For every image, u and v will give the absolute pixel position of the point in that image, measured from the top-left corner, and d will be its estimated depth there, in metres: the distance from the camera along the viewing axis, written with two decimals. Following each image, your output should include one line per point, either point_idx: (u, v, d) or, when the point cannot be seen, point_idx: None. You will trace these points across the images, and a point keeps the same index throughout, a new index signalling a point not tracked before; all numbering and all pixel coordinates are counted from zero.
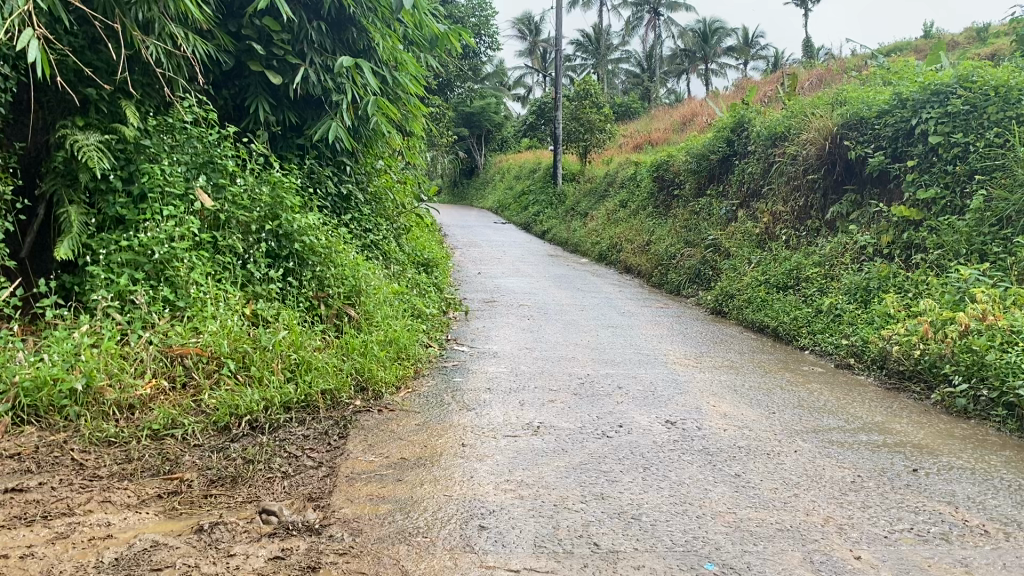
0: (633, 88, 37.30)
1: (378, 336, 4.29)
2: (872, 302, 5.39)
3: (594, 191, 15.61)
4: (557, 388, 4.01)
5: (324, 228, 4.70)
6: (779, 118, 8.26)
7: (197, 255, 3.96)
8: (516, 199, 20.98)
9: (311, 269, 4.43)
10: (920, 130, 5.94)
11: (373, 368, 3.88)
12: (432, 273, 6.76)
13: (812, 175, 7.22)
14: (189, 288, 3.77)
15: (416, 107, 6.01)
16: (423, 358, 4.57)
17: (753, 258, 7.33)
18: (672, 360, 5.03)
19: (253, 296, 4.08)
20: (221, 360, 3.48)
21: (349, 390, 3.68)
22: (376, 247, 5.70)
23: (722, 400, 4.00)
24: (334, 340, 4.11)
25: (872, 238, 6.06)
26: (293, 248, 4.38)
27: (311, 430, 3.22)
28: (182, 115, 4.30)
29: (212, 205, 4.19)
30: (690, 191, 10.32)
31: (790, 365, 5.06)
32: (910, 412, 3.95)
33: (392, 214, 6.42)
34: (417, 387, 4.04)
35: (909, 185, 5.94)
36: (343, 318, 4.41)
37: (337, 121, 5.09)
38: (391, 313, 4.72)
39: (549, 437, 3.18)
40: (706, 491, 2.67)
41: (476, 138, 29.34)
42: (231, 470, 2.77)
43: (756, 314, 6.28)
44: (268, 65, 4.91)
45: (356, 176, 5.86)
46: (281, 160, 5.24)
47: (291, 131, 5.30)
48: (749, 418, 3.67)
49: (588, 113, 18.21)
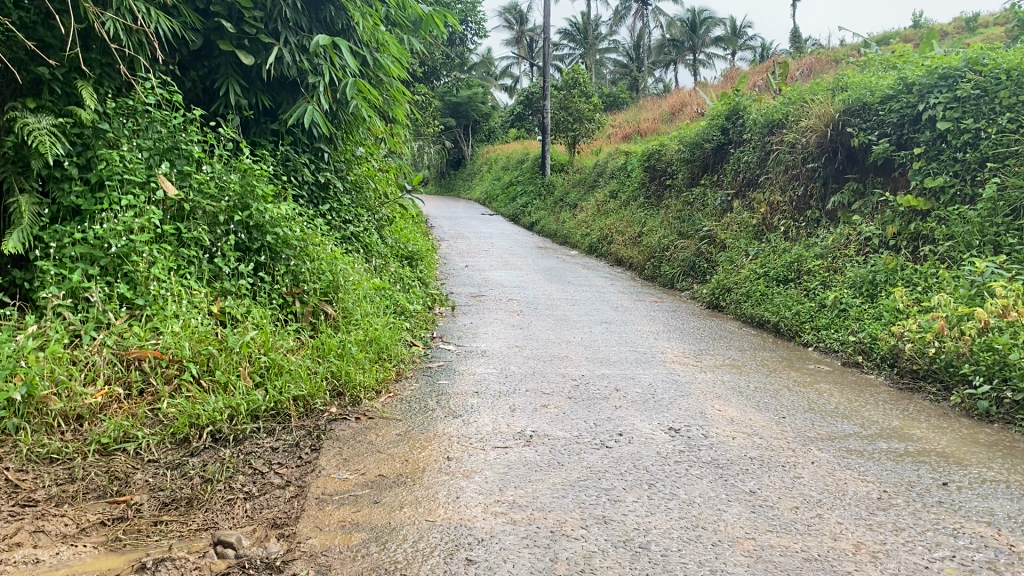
0: (621, 79, 36.99)
1: (357, 336, 3.98)
2: (879, 296, 5.13)
3: (584, 182, 15.32)
4: (549, 392, 3.71)
5: (300, 220, 4.39)
6: (776, 105, 7.97)
7: (159, 248, 3.64)
8: (504, 189, 20.66)
9: (285, 263, 4.12)
10: (928, 116, 5.66)
11: (351, 372, 3.58)
12: (416, 266, 6.45)
13: (812, 164, 6.93)
14: (149, 285, 3.46)
15: (399, 91, 5.68)
16: (406, 359, 4.26)
17: (750, 250, 7.06)
18: (671, 359, 4.75)
19: (221, 293, 3.77)
20: (183, 364, 3.17)
21: (324, 396, 3.37)
22: (355, 239, 5.40)
23: (728, 403, 3.72)
24: (309, 339, 3.81)
25: (877, 229, 5.79)
26: (264, 241, 4.06)
27: (280, 442, 2.93)
28: (144, 97, 3.97)
29: (176, 194, 3.86)
30: (683, 180, 10.03)
31: (794, 363, 4.79)
32: (928, 415, 3.68)
33: (374, 204, 6.09)
34: (399, 392, 3.73)
35: (916, 174, 5.66)
36: (319, 316, 4.11)
37: (313, 104, 4.77)
38: (372, 310, 4.42)
39: (543, 449, 2.90)
40: (720, 513, 2.39)
41: (463, 128, 28.99)
42: (187, 491, 2.48)
43: (756, 308, 6.02)
44: (239, 44, 4.58)
45: (336, 164, 5.54)
46: (253, 146, 4.92)
47: (265, 115, 4.98)
48: (758, 425, 3.38)
49: (577, 102, 17.89)
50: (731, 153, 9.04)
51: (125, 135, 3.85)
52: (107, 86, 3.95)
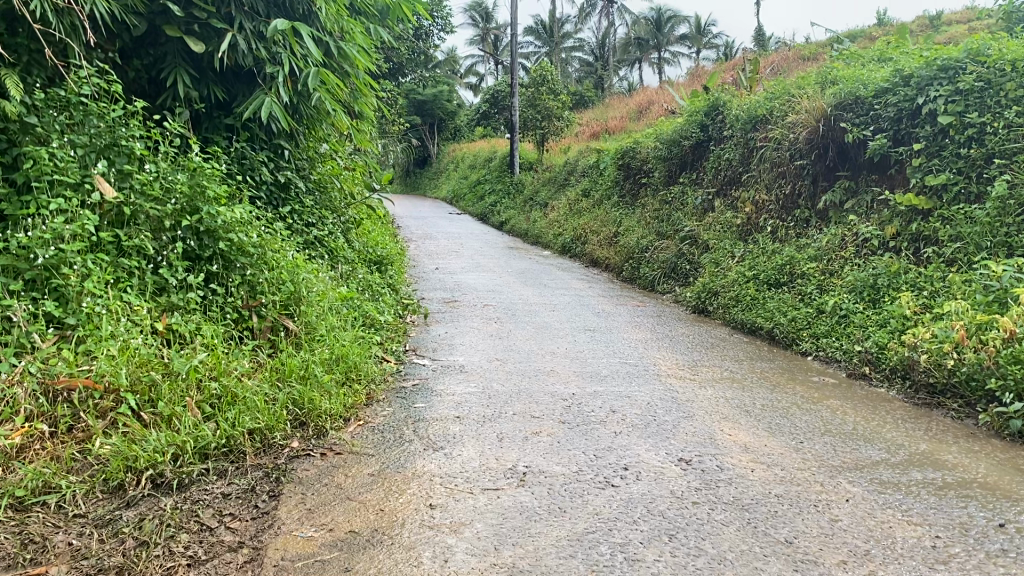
0: (587, 76, 36.69)
1: (322, 355, 3.56)
2: (883, 302, 4.82)
3: (554, 181, 14.95)
4: (539, 416, 3.33)
5: (258, 225, 3.96)
6: (760, 100, 7.64)
7: (95, 259, 3.17)
8: (472, 188, 20.24)
9: (240, 273, 3.68)
10: (928, 110, 5.35)
11: (315, 398, 3.17)
12: (385, 272, 6.03)
13: (800, 161, 6.62)
14: (81, 301, 2.98)
15: (366, 83, 5.24)
16: (377, 379, 3.85)
17: (736, 251, 6.73)
18: (665, 372, 4.39)
19: (167, 308, 3.33)
20: (120, 395, 2.72)
21: (284, 428, 2.96)
22: (319, 243, 4.98)
23: (737, 425, 3.37)
24: (267, 360, 3.39)
25: (876, 229, 5.48)
26: (216, 248, 3.61)
27: (233, 488, 2.52)
28: (79, 87, 3.49)
29: (115, 196, 3.36)
30: (660, 178, 9.69)
31: (797, 375, 4.46)
32: (956, 436, 3.35)
33: (339, 205, 5.66)
34: (370, 419, 3.31)
35: (916, 171, 5.35)
36: (279, 331, 3.69)
37: (271, 96, 4.32)
38: (338, 324, 4.00)
39: (540, 491, 2.51)
40: (758, 572, 2.02)
41: (429, 127, 28.48)
42: (118, 559, 2.05)
43: (747, 313, 5.69)
44: (189, 29, 4.11)
45: (297, 161, 5.10)
46: (206, 143, 4.45)
47: (218, 109, 4.53)
48: (776, 453, 3.02)
49: (546, 100, 17.50)
50: (712, 150, 8.71)
51: (57, 130, 3.37)
52: (36, 75, 3.47)
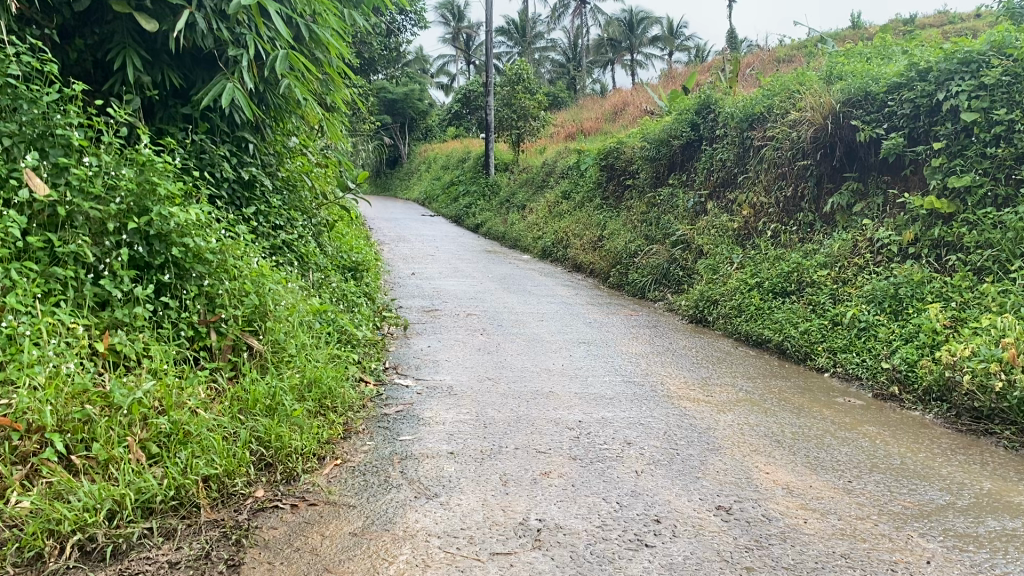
0: (560, 78, 36.34)
1: (292, 380, 3.08)
2: (906, 314, 4.43)
3: (531, 182, 14.51)
4: (546, 452, 2.87)
5: (219, 228, 3.46)
6: (755, 97, 7.26)
7: (20, 268, 2.64)
8: (444, 189, 19.74)
9: (197, 283, 3.18)
10: (949, 106, 4.97)
11: (284, 434, 2.69)
12: (361, 280, 5.54)
13: (802, 161, 6.23)
14: (2, 319, 2.43)
15: (339, 71, 4.74)
16: (354, 406, 3.37)
17: (735, 257, 6.32)
18: (675, 393, 3.95)
19: (110, 326, 2.83)
20: (45, 437, 2.20)
21: (246, 472, 2.48)
22: (288, 249, 4.49)
23: (773, 460, 2.93)
24: (227, 387, 2.90)
25: (892, 234, 5.09)
26: (168, 255, 3.09)
27: (183, 557, 2.05)
28: (5, 66, 2.95)
29: (48, 194, 2.83)
30: (647, 180, 9.29)
31: (818, 395, 4.05)
32: (1020, 471, 2.95)
33: (309, 207, 5.17)
34: (349, 457, 2.83)
35: (936, 172, 4.98)
36: (241, 352, 3.21)
37: (234, 82, 3.81)
38: (309, 342, 3.52)
39: (561, 557, 2.05)
40: None
41: (400, 126, 27.91)
42: None
43: (752, 324, 5.27)
44: (140, 5, 3.59)
45: (264, 157, 4.59)
46: (160, 135, 3.94)
47: (175, 97, 4.01)
48: (826, 497, 2.59)
49: (522, 99, 17.06)
50: (703, 150, 8.30)
51: None
52: None
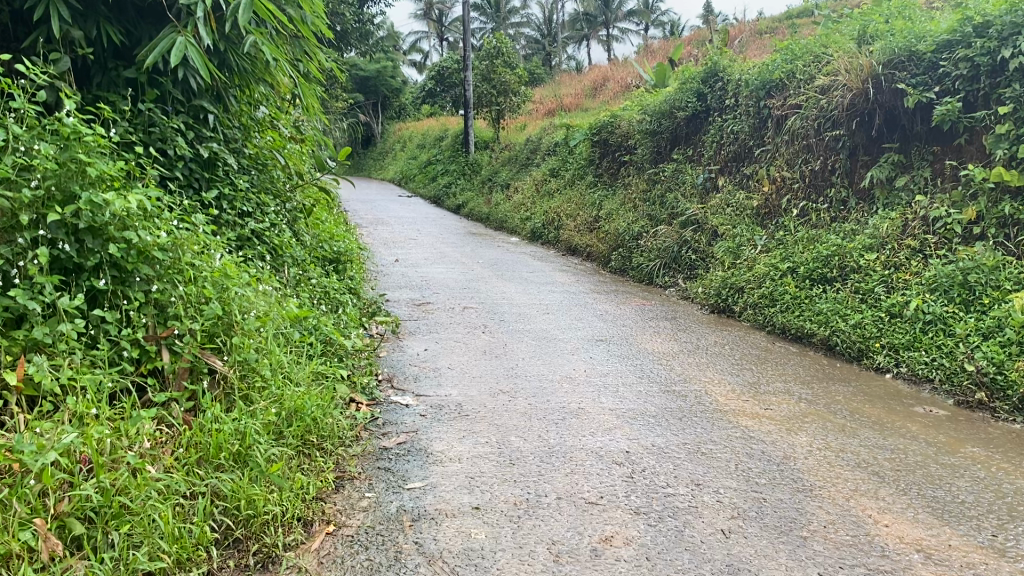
0: (535, 53, 35.45)
1: (266, 415, 2.40)
2: (983, 305, 3.83)
3: (515, 159, 13.82)
4: (599, 504, 2.23)
5: (171, 217, 2.75)
6: (772, 62, 6.62)
7: None
8: (421, 169, 18.97)
9: (142, 288, 2.47)
10: (1017, 64, 4.36)
11: (257, 494, 2.03)
12: (343, 273, 4.85)
13: (833, 131, 5.61)
14: None
15: (314, 27, 4.01)
16: (346, 439, 2.70)
17: (758, 239, 5.70)
18: (726, 405, 3.31)
19: (25, 348, 2.11)
20: None
21: (201, 559, 1.84)
22: (255, 239, 3.80)
23: (886, 505, 2.30)
24: (181, 426, 2.22)
25: (950, 212, 4.49)
26: (102, 253, 2.38)
27: None
28: None
29: None
30: (646, 155, 8.64)
31: (891, 403, 3.44)
32: None
33: (282, 189, 4.46)
34: (344, 519, 2.17)
35: (1003, 140, 4.38)
36: (200, 376, 2.52)
37: (187, 37, 3.08)
38: (287, 359, 2.84)
39: None
40: None
41: (371, 104, 27.02)
42: None
43: (789, 317, 4.64)
44: None
45: (228, 130, 3.88)
46: (97, 103, 3.21)
47: (116, 56, 3.28)
48: (979, 564, 1.96)
49: (501, 74, 16.30)
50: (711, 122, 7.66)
51: None
52: None
